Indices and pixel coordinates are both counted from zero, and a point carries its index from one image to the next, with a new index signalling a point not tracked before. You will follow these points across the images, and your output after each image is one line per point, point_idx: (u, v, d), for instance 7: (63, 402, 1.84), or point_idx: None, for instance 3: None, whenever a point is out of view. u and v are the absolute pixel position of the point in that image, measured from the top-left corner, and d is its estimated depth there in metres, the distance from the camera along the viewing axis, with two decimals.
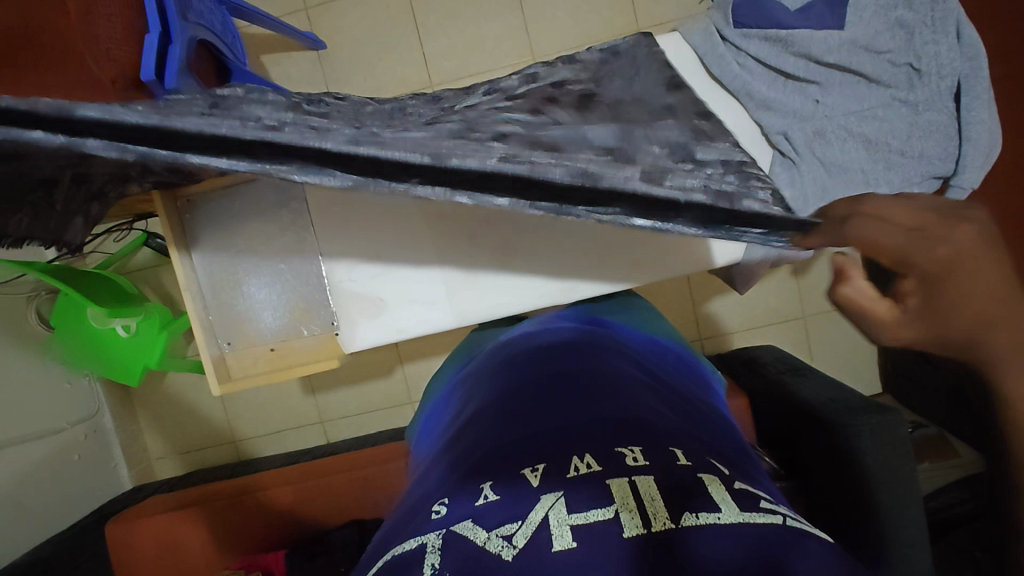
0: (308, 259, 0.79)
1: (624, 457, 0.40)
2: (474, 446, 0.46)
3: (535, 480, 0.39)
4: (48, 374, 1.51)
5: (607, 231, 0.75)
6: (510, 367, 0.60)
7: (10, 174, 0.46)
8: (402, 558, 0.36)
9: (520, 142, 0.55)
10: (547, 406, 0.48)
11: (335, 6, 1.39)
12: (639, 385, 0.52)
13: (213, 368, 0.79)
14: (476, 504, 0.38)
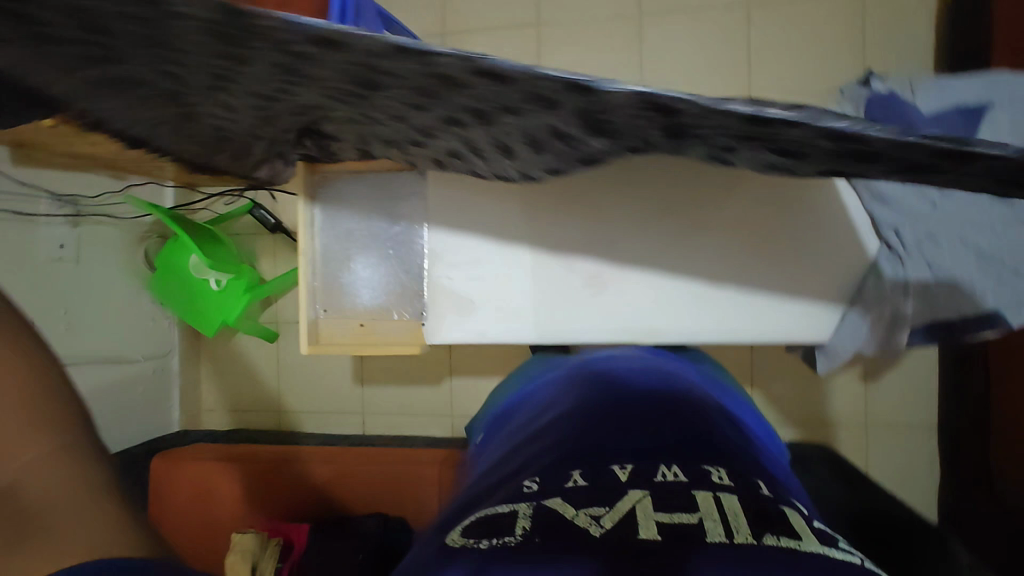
0: (414, 243, 0.84)
1: (710, 475, 0.44)
2: (560, 444, 0.53)
3: (623, 476, 0.45)
4: (139, 308, 1.66)
5: (699, 284, 0.77)
6: (595, 383, 0.66)
7: None
8: (495, 518, 0.42)
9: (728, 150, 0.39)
10: (633, 426, 0.54)
11: (471, 40, 1.53)
12: (721, 426, 0.57)
13: (307, 329, 0.86)
14: (567, 485, 0.44)
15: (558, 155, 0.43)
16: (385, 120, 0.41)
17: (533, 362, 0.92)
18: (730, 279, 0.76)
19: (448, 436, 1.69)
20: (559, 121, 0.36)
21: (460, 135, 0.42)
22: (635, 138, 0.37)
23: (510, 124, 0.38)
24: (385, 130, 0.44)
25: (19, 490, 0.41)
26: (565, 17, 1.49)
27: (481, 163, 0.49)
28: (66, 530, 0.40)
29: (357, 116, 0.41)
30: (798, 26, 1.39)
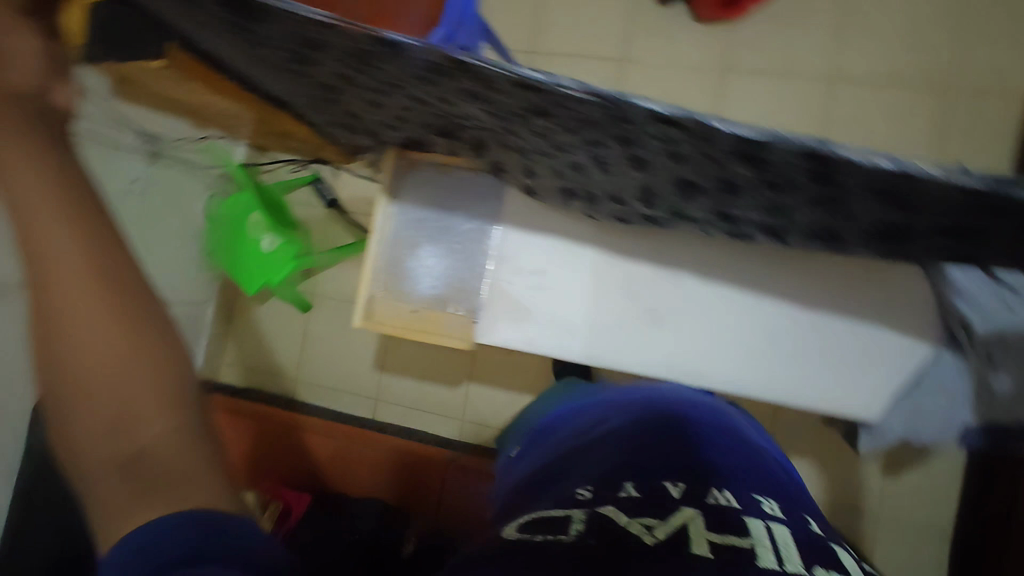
0: (482, 241, 0.86)
1: (761, 504, 0.46)
2: (612, 458, 0.55)
3: (675, 493, 0.47)
4: (189, 253, 1.71)
5: (756, 340, 0.77)
6: (651, 395, 0.68)
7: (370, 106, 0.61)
8: (548, 520, 0.44)
9: (853, 209, 0.47)
10: (688, 442, 0.56)
11: (556, 62, 1.57)
12: (769, 460, 0.58)
13: (365, 303, 0.88)
14: (620, 495, 0.46)
15: (698, 189, 0.53)
16: (542, 132, 0.51)
17: (563, 387, 0.91)
18: (786, 340, 0.77)
19: (455, 439, 1.70)
20: (705, 158, 0.46)
21: (598, 155, 0.52)
22: (772, 184, 0.47)
23: (658, 157, 0.49)
24: (532, 147, 0.56)
25: (145, 454, 0.42)
26: (651, 60, 1.53)
27: (603, 182, 0.60)
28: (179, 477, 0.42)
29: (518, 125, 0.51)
30: (879, 110, 1.41)
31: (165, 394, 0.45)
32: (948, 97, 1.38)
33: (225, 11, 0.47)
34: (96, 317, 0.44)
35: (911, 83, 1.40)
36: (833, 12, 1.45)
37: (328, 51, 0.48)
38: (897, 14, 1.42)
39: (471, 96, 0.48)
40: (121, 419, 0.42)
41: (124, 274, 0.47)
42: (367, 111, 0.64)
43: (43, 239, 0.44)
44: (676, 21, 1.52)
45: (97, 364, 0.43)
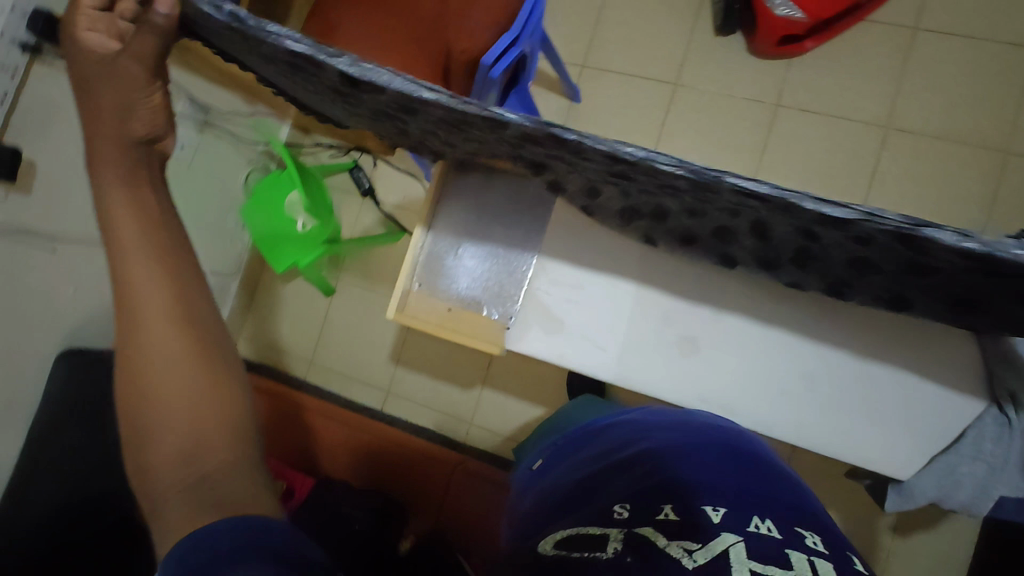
0: (524, 249, 0.86)
1: (804, 538, 0.45)
2: (648, 471, 0.55)
3: (716, 517, 0.46)
4: (225, 224, 1.73)
5: (790, 382, 0.76)
6: (686, 412, 0.69)
7: (445, 134, 0.66)
8: (589, 538, 0.47)
9: (930, 262, 0.52)
10: (730, 465, 0.55)
11: (607, 78, 1.57)
12: (805, 487, 0.56)
13: (399, 295, 0.89)
14: (657, 516, 0.47)
15: (761, 230, 0.61)
16: (619, 179, 0.59)
17: (584, 404, 0.90)
18: (823, 385, 0.75)
19: (461, 441, 1.69)
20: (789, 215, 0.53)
21: (664, 198, 0.60)
22: (843, 236, 0.54)
23: (717, 206, 0.57)
24: (623, 191, 0.63)
25: (209, 481, 0.44)
26: (702, 87, 1.52)
27: (689, 223, 0.66)
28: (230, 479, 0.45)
29: (595, 173, 0.59)
30: (931, 164, 1.39)
31: (229, 428, 0.49)
32: (1004, 159, 1.35)
33: (338, 79, 0.57)
34: (175, 358, 0.50)
35: (967, 141, 1.38)
36: (893, 60, 1.43)
37: (434, 112, 0.57)
38: (959, 70, 1.39)
39: (557, 155, 0.57)
40: (192, 448, 0.46)
41: (186, 302, 0.53)
42: (458, 147, 0.72)
43: (138, 289, 0.52)
44: (732, 52, 1.51)
45: (167, 391, 0.49)
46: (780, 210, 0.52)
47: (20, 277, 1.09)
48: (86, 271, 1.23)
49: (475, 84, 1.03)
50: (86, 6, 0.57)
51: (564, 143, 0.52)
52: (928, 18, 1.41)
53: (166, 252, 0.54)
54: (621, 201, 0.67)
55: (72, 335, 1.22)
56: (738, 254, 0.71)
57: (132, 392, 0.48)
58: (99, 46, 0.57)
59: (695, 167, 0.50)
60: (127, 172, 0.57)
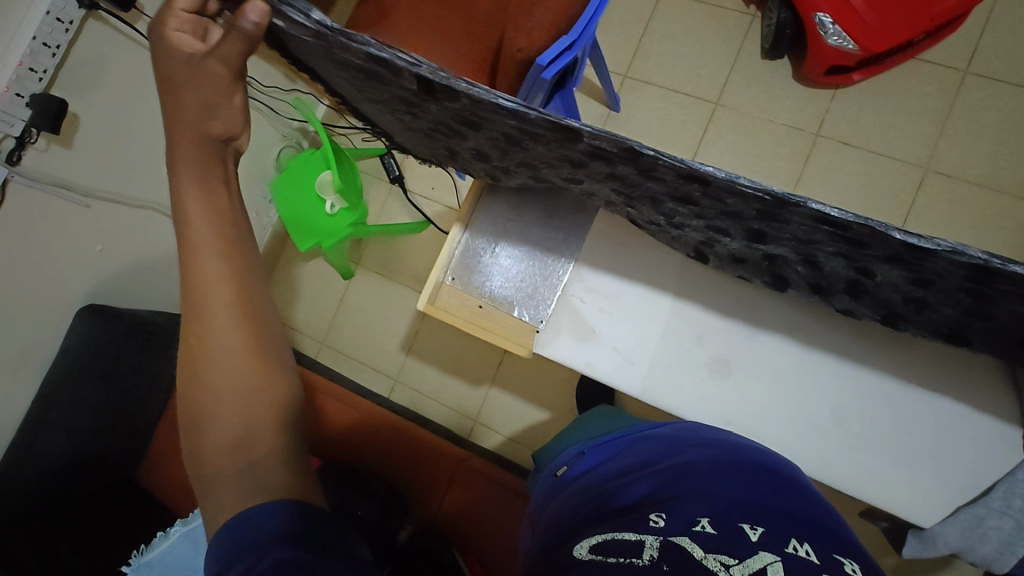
0: (562, 254, 0.85)
1: (843, 565, 0.44)
2: (683, 482, 0.54)
3: (754, 535, 0.45)
4: (254, 197, 1.74)
5: (819, 416, 0.75)
6: (717, 429, 0.68)
7: (503, 147, 0.66)
8: (625, 544, 0.47)
9: (993, 305, 0.53)
10: (766, 485, 0.54)
11: (649, 91, 1.56)
12: (837, 513, 0.55)
13: (431, 288, 0.89)
14: (693, 527, 0.47)
15: (823, 259, 0.59)
16: (685, 195, 0.57)
17: (605, 414, 0.89)
18: (853, 423, 0.74)
19: (464, 437, 1.69)
20: (861, 244, 0.52)
21: (727, 219, 0.59)
22: (910, 271, 0.53)
23: (785, 230, 0.56)
24: (685, 209, 0.62)
25: (258, 469, 0.48)
26: (744, 109, 1.51)
27: (744, 244, 0.66)
28: (275, 475, 0.48)
29: (663, 189, 0.58)
30: (966, 209, 1.37)
31: (277, 420, 0.52)
32: None
33: (414, 87, 0.56)
34: (234, 348, 0.53)
35: (1006, 190, 1.36)
36: (939, 102, 1.41)
37: (506, 122, 0.56)
38: (1005, 118, 1.38)
39: (626, 169, 0.56)
40: (243, 436, 0.50)
41: (248, 292, 0.56)
42: (510, 163, 0.72)
43: (207, 278, 0.54)
44: (778, 77, 1.50)
45: (227, 381, 0.52)
46: (855, 236, 0.51)
47: (54, 229, 1.09)
48: (118, 230, 1.23)
49: (525, 84, 1.00)
50: (177, 7, 0.53)
51: (640, 158, 0.52)
52: (979, 63, 1.40)
53: (229, 243, 0.56)
54: (674, 219, 0.67)
55: (97, 290, 1.23)
56: (790, 278, 0.70)
57: (190, 375, 0.52)
58: (186, 47, 0.54)
59: (773, 190, 0.49)
60: (204, 163, 0.57)
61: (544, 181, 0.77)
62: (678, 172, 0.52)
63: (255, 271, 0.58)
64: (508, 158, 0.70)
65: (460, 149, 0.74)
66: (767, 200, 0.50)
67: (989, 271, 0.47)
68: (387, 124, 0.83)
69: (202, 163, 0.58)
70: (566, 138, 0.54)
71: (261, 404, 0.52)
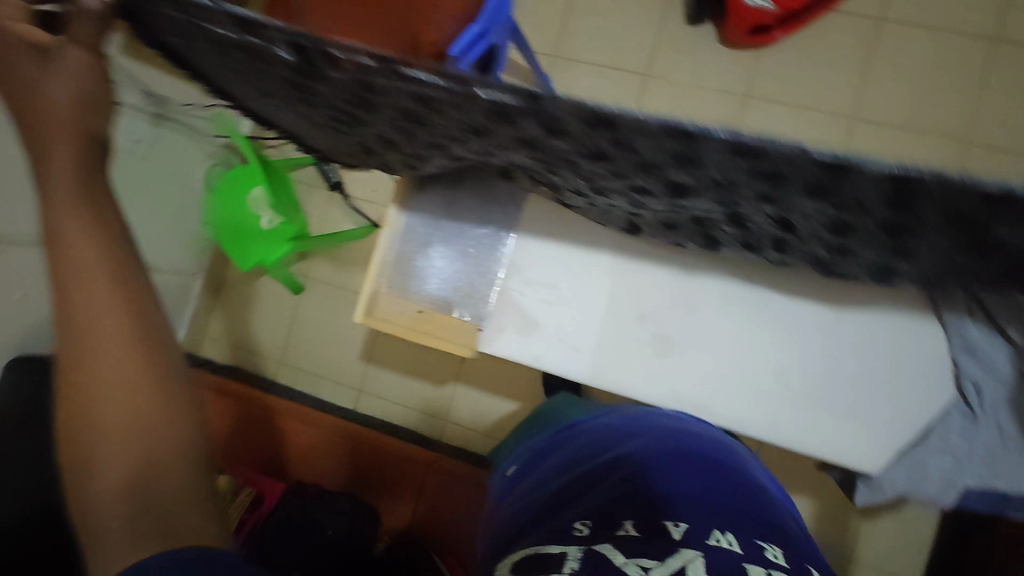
0: (495, 248, 0.83)
1: (765, 550, 0.46)
2: (617, 483, 0.54)
3: (677, 534, 0.46)
4: (185, 222, 1.66)
5: (763, 379, 0.76)
6: (659, 415, 0.68)
7: (405, 124, 0.62)
8: (546, 557, 0.45)
9: (918, 221, 0.49)
10: (702, 479, 0.55)
11: (577, 69, 1.55)
12: (767, 495, 0.58)
13: (367, 299, 0.86)
14: (617, 533, 0.46)
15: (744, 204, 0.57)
16: (594, 149, 0.54)
17: (557, 404, 0.89)
18: (796, 382, 0.76)
19: (436, 439, 1.67)
20: (775, 176, 0.49)
21: (643, 171, 0.56)
22: (827, 205, 0.51)
23: (701, 175, 0.53)
24: (607, 172, 0.59)
25: (162, 513, 0.46)
26: (673, 78, 1.51)
27: (668, 205, 0.63)
28: (179, 517, 0.46)
29: (570, 147, 0.55)
30: (897, 155, 1.40)
31: (182, 452, 0.50)
32: (966, 151, 1.38)
33: (292, 58, 0.54)
34: (133, 383, 0.50)
35: (931, 133, 1.40)
36: (860, 52, 1.44)
37: (399, 87, 0.53)
38: (923, 62, 1.41)
39: (526, 126, 0.52)
40: (146, 474, 0.47)
41: (144, 321, 0.52)
42: (422, 142, 0.67)
43: (89, 306, 0.50)
44: (703, 42, 1.50)
45: (120, 415, 0.49)
46: (766, 167, 0.48)
47: None
48: (34, 273, 1.16)
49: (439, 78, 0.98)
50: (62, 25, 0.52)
51: (534, 107, 0.48)
52: (893, 9, 1.43)
53: (116, 267, 0.53)
54: (596, 184, 0.64)
55: (21, 341, 1.15)
56: (723, 234, 0.67)
57: (79, 413, 0.48)
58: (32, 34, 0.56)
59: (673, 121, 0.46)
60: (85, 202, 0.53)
61: (463, 160, 0.73)
62: (579, 114, 0.48)
63: (147, 295, 0.54)
64: (416, 138, 0.66)
65: (370, 137, 0.71)
66: (676, 134, 0.47)
67: (901, 183, 0.44)
68: (294, 123, 0.78)
69: (85, 205, 0.54)
70: (459, 95, 0.51)
71: (163, 440, 0.49)
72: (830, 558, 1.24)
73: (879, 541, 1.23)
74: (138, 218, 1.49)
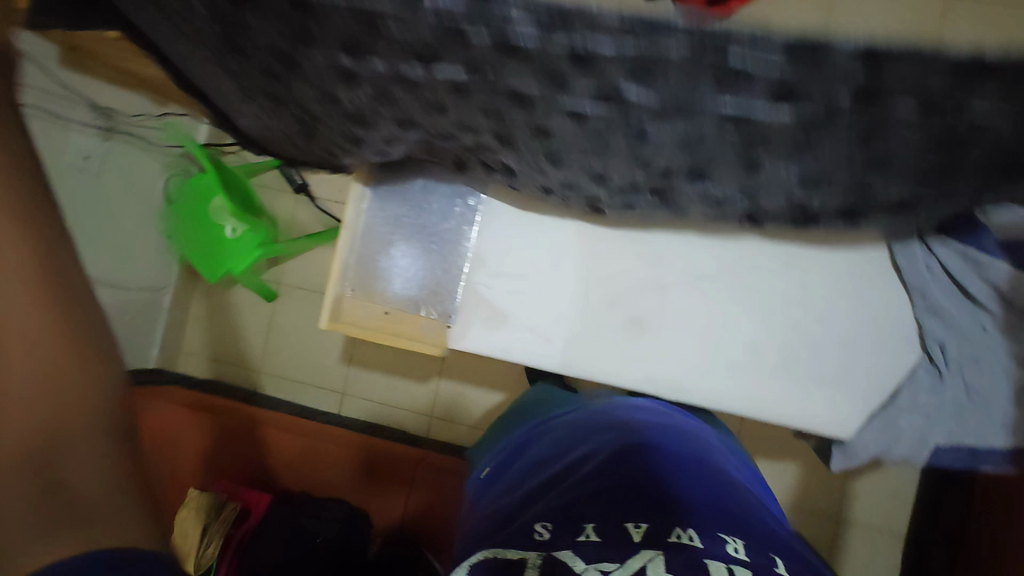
0: (460, 242, 0.82)
1: (726, 544, 0.45)
2: (579, 485, 0.53)
3: (637, 535, 0.45)
4: (147, 236, 1.61)
5: (735, 354, 0.76)
6: (623, 412, 0.68)
7: (346, 81, 0.58)
8: (509, 563, 0.44)
9: (880, 124, 0.50)
10: (664, 474, 0.54)
11: None
12: (733, 486, 0.57)
13: (331, 304, 0.84)
14: (578, 538, 0.45)
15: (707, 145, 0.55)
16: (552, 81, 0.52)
17: (539, 396, 0.89)
18: (767, 355, 0.76)
19: (424, 436, 1.66)
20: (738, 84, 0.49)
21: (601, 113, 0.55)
22: (799, 110, 0.50)
23: (664, 104, 0.52)
24: (564, 121, 0.57)
25: (76, 500, 0.41)
26: None
27: (631, 163, 0.61)
28: (93, 507, 0.41)
29: (529, 83, 0.52)
30: None
31: (101, 428, 0.44)
32: None
33: None
34: (39, 336, 0.43)
35: None
36: None
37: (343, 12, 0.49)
38: None
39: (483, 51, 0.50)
40: (50, 452, 0.41)
41: (61, 269, 0.46)
42: (366, 113, 0.63)
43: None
44: None
45: (19, 378, 0.42)
46: (731, 74, 0.48)
47: None
48: None
49: None
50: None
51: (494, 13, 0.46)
52: None
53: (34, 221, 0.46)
54: (553, 147, 0.61)
55: None
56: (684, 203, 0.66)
57: None
58: None
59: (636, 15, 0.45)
60: None
61: (411, 142, 0.69)
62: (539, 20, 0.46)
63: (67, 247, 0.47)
64: (358, 106, 0.62)
65: (308, 110, 0.66)
66: (642, 31, 0.46)
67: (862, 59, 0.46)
68: (236, 105, 0.74)
69: None
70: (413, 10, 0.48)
71: (79, 414, 0.43)
72: (818, 520, 1.27)
73: (862, 500, 1.26)
74: (94, 236, 1.44)
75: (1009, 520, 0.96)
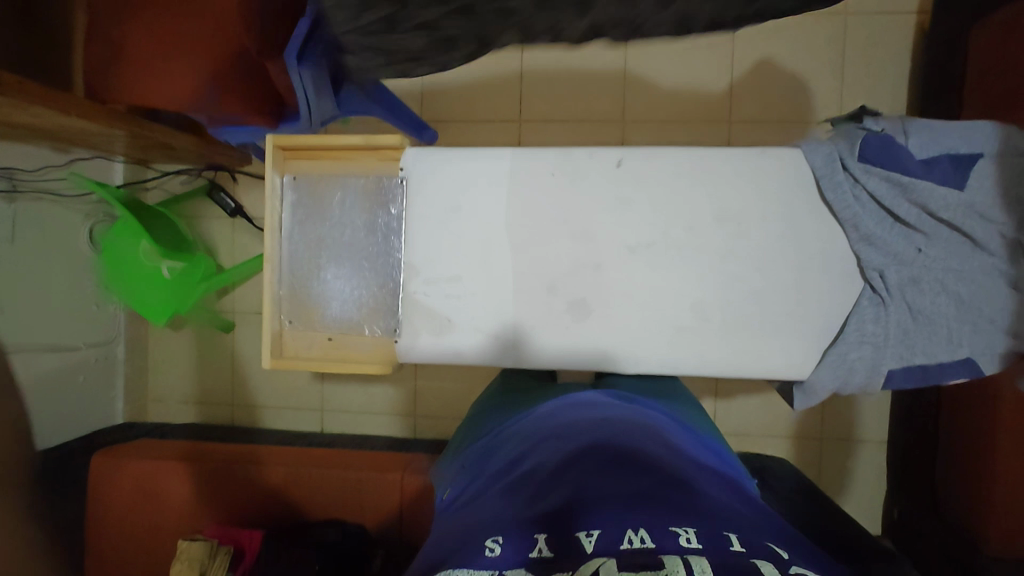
0: (393, 254, 0.80)
1: (677, 537, 0.48)
2: (534, 497, 0.55)
3: (589, 544, 0.47)
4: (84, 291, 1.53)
5: (682, 318, 0.76)
6: (575, 422, 0.70)
7: None
8: None
9: None
10: (617, 473, 0.57)
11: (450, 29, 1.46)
12: (687, 472, 0.60)
13: (270, 341, 0.80)
14: (529, 554, 0.47)
15: None
16: None
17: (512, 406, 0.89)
18: (714, 311, 0.75)
19: (411, 437, 1.65)
20: None
21: None
22: None
23: None
24: None
25: None
26: None
27: None
28: None
29: None
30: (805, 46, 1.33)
31: None
32: None
33: None
34: None
35: None
36: None
37: None
38: None
39: None
40: None
41: None
42: None
43: None
44: None
45: None
46: None
47: None
48: None
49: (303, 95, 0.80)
50: None
51: None
52: None
53: None
54: None
55: None
56: None
57: None
58: None
59: None
60: None
61: None
62: None
63: None
64: None
65: None
66: None
67: None
68: None
69: None
70: None
71: None
72: (803, 447, 1.30)
73: (841, 422, 1.29)
74: (24, 305, 1.36)
75: (978, 418, 1.00)
